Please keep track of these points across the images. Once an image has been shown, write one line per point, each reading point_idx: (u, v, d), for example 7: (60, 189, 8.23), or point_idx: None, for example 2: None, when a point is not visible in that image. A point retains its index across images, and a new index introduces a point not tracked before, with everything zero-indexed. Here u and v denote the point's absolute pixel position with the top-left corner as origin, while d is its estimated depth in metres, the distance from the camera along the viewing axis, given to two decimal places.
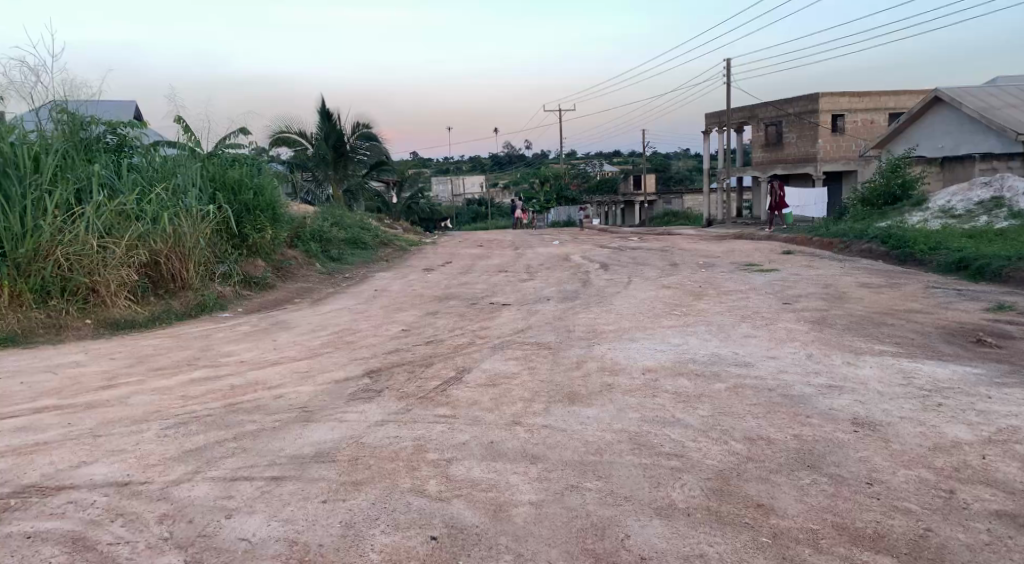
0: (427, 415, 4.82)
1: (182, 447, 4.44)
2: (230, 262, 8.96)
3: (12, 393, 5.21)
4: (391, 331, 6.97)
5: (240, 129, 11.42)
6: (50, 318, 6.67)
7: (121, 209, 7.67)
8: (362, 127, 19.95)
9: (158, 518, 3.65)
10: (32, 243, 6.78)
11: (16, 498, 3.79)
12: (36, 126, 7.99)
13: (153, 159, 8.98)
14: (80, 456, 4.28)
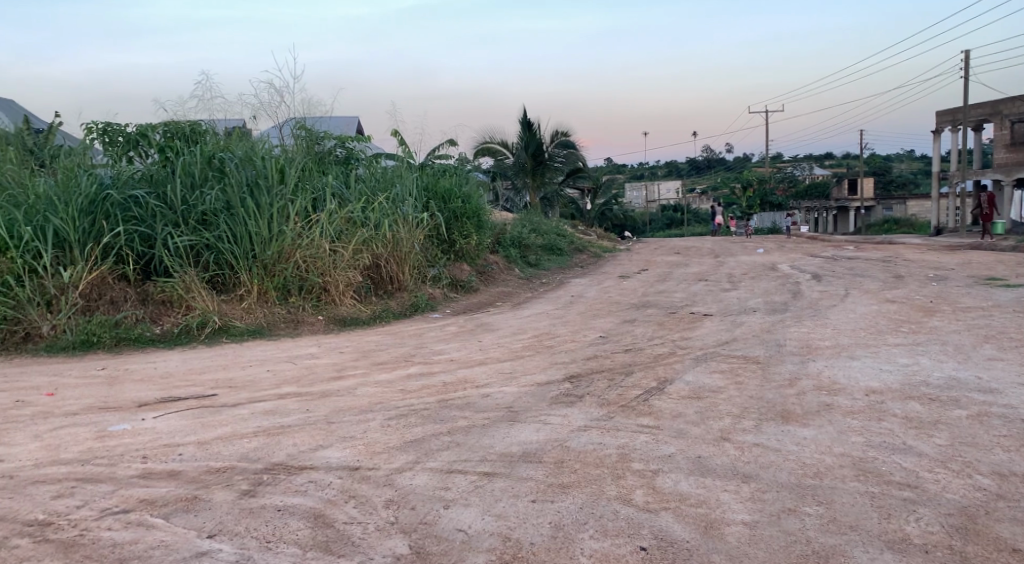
0: (631, 424, 4.81)
1: (402, 437, 4.78)
2: (440, 266, 9.52)
3: (261, 379, 5.89)
4: (590, 337, 7.03)
5: (450, 140, 12.10)
6: (289, 313, 7.45)
7: (349, 216, 8.45)
8: (561, 134, 20.37)
9: (385, 503, 3.95)
10: (277, 246, 7.62)
11: (267, 473, 4.28)
12: (280, 142, 8.99)
13: (375, 170, 9.76)
14: (317, 439, 4.74)
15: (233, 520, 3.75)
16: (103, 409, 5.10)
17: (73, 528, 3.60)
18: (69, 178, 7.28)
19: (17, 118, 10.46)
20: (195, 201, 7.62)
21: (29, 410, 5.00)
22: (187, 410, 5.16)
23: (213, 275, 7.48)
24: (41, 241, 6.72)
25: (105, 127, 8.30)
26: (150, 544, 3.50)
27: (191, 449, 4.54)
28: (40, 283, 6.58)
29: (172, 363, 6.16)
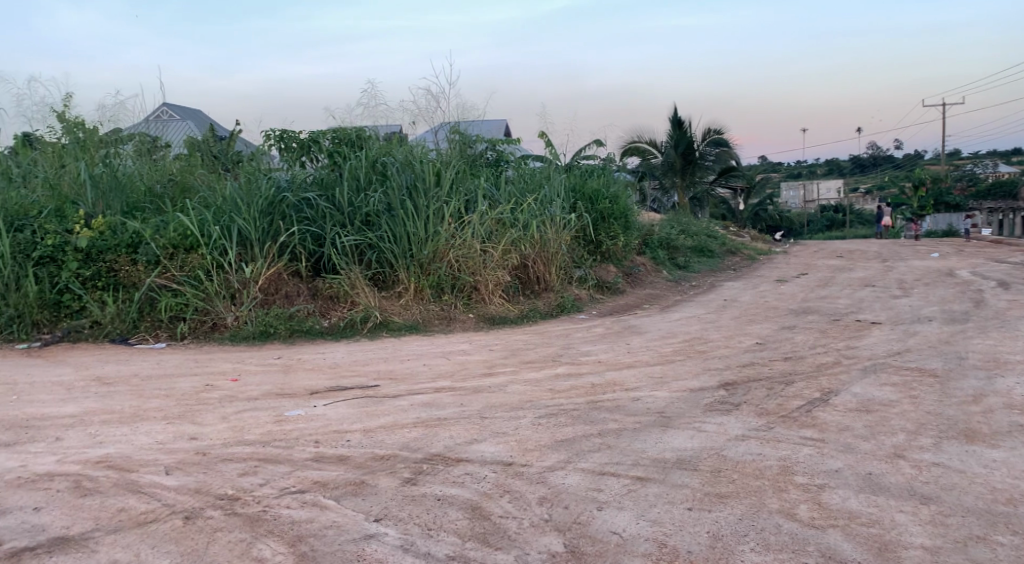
0: (792, 436, 4.60)
1: (554, 436, 4.82)
2: (587, 267, 9.52)
3: (418, 372, 6.15)
4: (745, 344, 6.78)
5: (597, 141, 12.06)
6: (443, 311, 7.72)
7: (499, 217, 8.63)
8: (713, 132, 19.84)
9: (539, 500, 4.01)
10: (432, 246, 7.92)
11: (426, 463, 4.45)
12: (435, 145, 9.34)
13: (525, 172, 9.92)
14: (472, 434, 4.88)
15: (397, 507, 3.94)
16: (280, 395, 5.51)
17: (257, 503, 3.91)
18: (252, 182, 7.92)
19: (204, 127, 11.48)
20: (360, 203, 8.09)
21: (218, 393, 5.49)
22: (352, 399, 5.48)
23: (374, 273, 7.89)
24: (227, 239, 7.34)
25: (281, 134, 9.00)
26: (324, 524, 3.74)
27: (357, 436, 4.81)
28: (226, 277, 7.19)
29: (338, 355, 6.55)
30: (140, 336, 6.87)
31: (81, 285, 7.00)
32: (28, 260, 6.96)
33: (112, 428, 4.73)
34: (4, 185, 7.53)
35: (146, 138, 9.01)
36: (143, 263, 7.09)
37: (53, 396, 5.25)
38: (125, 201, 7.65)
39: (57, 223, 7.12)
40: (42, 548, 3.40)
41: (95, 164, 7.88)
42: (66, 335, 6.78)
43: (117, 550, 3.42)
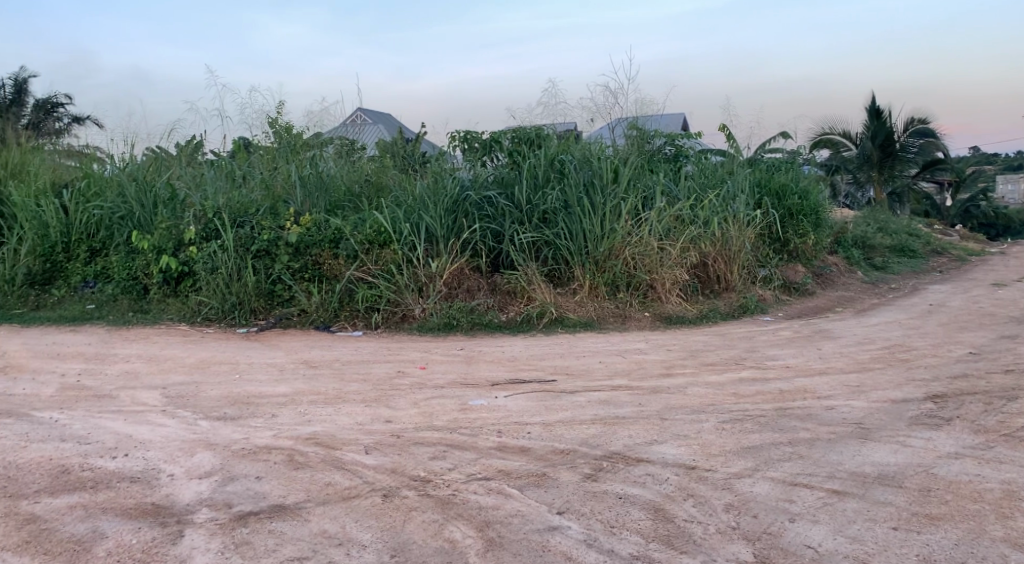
0: (1018, 459, 4.12)
1: (740, 442, 4.63)
2: (772, 266, 9.07)
3: (595, 369, 6.16)
4: (955, 353, 6.16)
5: (783, 133, 11.44)
6: (619, 309, 7.67)
7: (678, 214, 8.45)
8: (918, 121, 18.26)
9: (725, 507, 3.87)
10: (608, 243, 7.89)
11: (607, 460, 4.42)
12: (613, 142, 9.32)
13: (705, 167, 9.63)
14: (652, 434, 4.79)
15: (580, 500, 3.95)
16: (464, 385, 5.72)
17: (447, 487, 4.08)
18: (438, 182, 8.30)
19: (393, 131, 12.19)
20: (538, 200, 8.23)
21: (408, 379, 5.81)
22: (532, 392, 5.57)
23: (551, 270, 8.00)
24: (416, 235, 7.76)
25: (465, 135, 9.41)
26: (509, 512, 3.83)
27: (538, 429, 4.88)
28: (414, 272, 7.59)
29: (516, 348, 6.71)
30: (340, 324, 7.39)
31: (291, 277, 7.66)
32: (247, 253, 7.69)
33: (318, 408, 5.15)
34: (228, 186, 8.37)
35: (343, 141, 9.71)
36: (343, 256, 7.67)
37: (268, 376, 5.81)
38: (328, 200, 8.30)
39: (271, 220, 7.86)
40: (263, 513, 3.78)
41: (303, 167, 8.62)
42: (278, 321, 7.42)
43: (326, 521, 3.72)
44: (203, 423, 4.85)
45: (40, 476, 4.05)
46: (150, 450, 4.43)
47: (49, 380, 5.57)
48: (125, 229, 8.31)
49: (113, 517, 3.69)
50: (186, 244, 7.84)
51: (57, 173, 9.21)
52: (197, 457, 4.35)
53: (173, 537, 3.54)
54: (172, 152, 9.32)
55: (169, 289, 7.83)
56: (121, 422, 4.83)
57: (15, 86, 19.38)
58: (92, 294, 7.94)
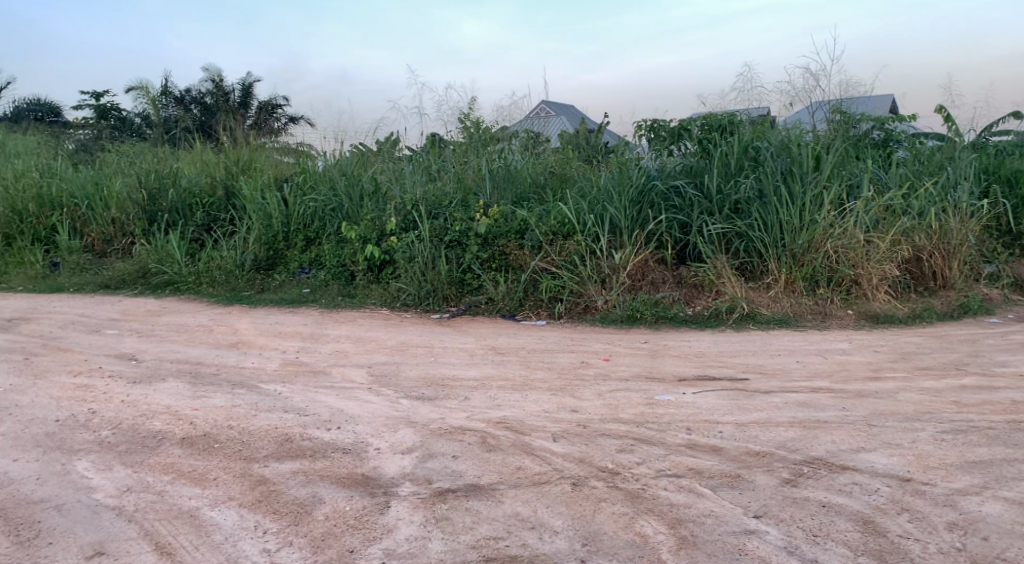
0: None
1: (963, 456, 4.19)
2: (999, 262, 8.12)
3: (791, 369, 5.83)
4: None
5: (1015, 113, 10.19)
6: (818, 305, 7.20)
7: (888, 204, 7.79)
8: None
9: (948, 526, 3.52)
10: (807, 235, 7.43)
11: (808, 466, 4.16)
12: (812, 127, 8.76)
13: (920, 152, 8.80)
14: (859, 441, 4.45)
15: (778, 505, 3.75)
16: (650, 379, 5.64)
17: (636, 480, 4.03)
18: (624, 172, 8.22)
19: (577, 122, 12.25)
20: (730, 190, 7.94)
21: (593, 371, 5.82)
22: (723, 390, 5.37)
23: (742, 263, 7.68)
24: (600, 226, 7.77)
25: (652, 124, 9.29)
26: (702, 511, 3.72)
27: (730, 428, 4.69)
28: (598, 263, 7.59)
29: (705, 344, 6.51)
30: (525, 313, 7.55)
31: (480, 266, 7.93)
32: (441, 243, 8.08)
33: (508, 393, 5.30)
34: (424, 180, 8.82)
35: (530, 133, 9.90)
36: (529, 247, 7.84)
37: (460, 360, 6.06)
38: (515, 192, 8.51)
39: (463, 212, 8.18)
40: (460, 492, 3.95)
41: (493, 160, 8.90)
42: (468, 308, 7.71)
43: (519, 504, 3.82)
44: (404, 402, 5.15)
45: (267, 442, 4.50)
46: (358, 424, 4.78)
47: (273, 356, 6.18)
48: (335, 220, 9.03)
49: (329, 485, 4.02)
50: (387, 234, 8.38)
51: (278, 169, 10.17)
52: (399, 434, 4.63)
53: (380, 508, 3.80)
54: (374, 148, 9.97)
55: (372, 276, 8.41)
56: (333, 396, 5.25)
57: (242, 89, 21.47)
58: (306, 279, 8.69)
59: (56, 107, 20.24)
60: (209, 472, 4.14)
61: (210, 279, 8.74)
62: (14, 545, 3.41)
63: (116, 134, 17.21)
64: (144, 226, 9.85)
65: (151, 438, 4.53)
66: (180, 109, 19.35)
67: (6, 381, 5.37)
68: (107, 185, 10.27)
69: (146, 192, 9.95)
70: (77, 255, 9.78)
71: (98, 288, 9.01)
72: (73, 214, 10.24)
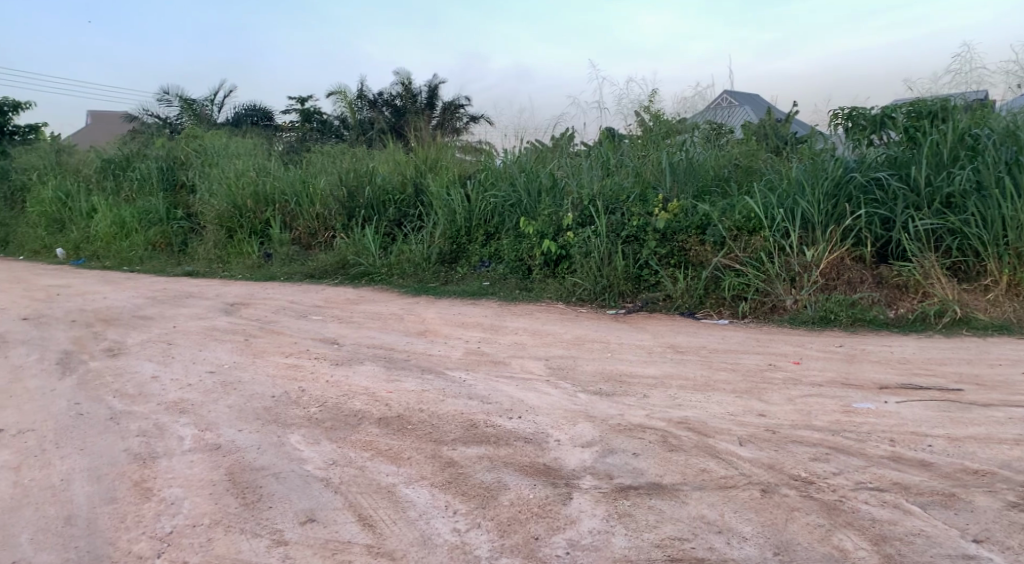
0: None
1: None
2: None
3: (1015, 381, 5.21)
4: None
5: None
6: None
7: None
8: None
9: None
10: None
11: None
12: None
13: None
14: None
15: (1003, 531, 3.38)
16: (846, 385, 5.27)
17: (834, 492, 3.79)
18: (817, 164, 7.74)
19: (761, 113, 11.70)
20: (942, 182, 7.24)
21: (781, 374, 5.54)
22: (932, 401, 4.91)
23: (954, 262, 6.99)
24: (790, 222, 7.38)
25: (850, 112, 8.68)
26: (910, 530, 3.43)
27: (941, 443, 4.28)
28: (787, 261, 7.22)
29: (908, 350, 5.99)
30: (706, 311, 7.34)
31: (658, 262, 7.79)
32: (619, 239, 8.04)
33: (689, 393, 5.18)
34: (601, 175, 8.79)
35: (712, 125, 9.58)
36: (711, 243, 7.60)
37: (638, 357, 6.00)
38: (697, 186, 8.26)
39: (641, 207, 8.09)
40: (643, 489, 3.91)
41: (674, 153, 8.70)
42: (645, 305, 7.61)
43: (705, 507, 3.72)
44: (583, 395, 5.18)
45: (455, 426, 4.70)
46: (539, 415, 4.87)
47: (457, 345, 6.45)
48: (514, 215, 9.27)
49: (513, 472, 4.13)
50: (564, 229, 8.48)
51: (461, 167, 10.58)
52: (580, 427, 4.67)
53: (563, 499, 3.85)
54: (552, 144, 10.09)
55: (548, 270, 8.54)
56: (514, 386, 5.38)
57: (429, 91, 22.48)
58: (486, 272, 8.98)
59: (268, 112, 22.31)
60: (402, 451, 4.39)
61: (400, 272, 9.29)
62: (241, 506, 3.81)
63: (317, 135, 18.71)
64: (343, 221, 10.64)
65: (351, 416, 4.88)
66: (373, 111, 20.61)
67: (230, 358, 6.01)
68: (311, 183, 11.19)
69: (344, 189, 10.73)
70: (286, 247, 10.75)
71: (303, 277, 9.85)
72: (283, 210, 11.24)
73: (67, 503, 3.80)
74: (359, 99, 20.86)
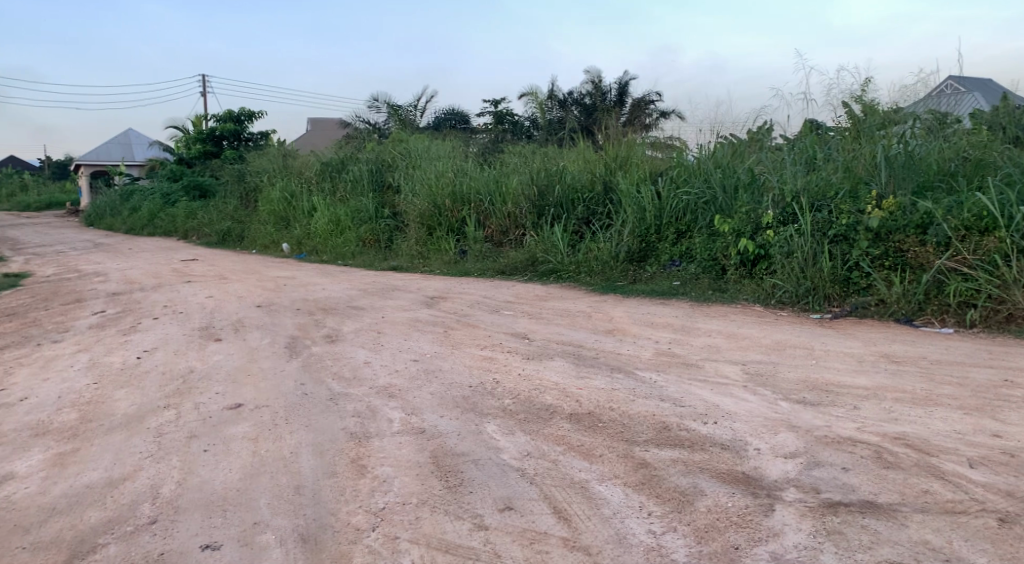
0: None
1: None
2: None
3: None
4: None
5: None
6: None
7: None
8: None
9: None
10: None
11: None
12: None
13: None
14: None
15: None
16: None
17: None
18: None
19: (995, 99, 10.49)
20: None
21: (1019, 391, 4.93)
22: None
23: None
24: None
25: None
26: None
27: None
28: None
29: None
30: (926, 318, 6.72)
31: (870, 264, 7.26)
32: (825, 238, 7.58)
33: (906, 407, 4.75)
34: (806, 171, 8.31)
35: (935, 114, 8.70)
36: (933, 244, 6.92)
37: (845, 366, 5.61)
38: (917, 181, 7.56)
39: (851, 204, 7.57)
40: (854, 506, 3.65)
41: (890, 146, 8.02)
42: (854, 310, 7.09)
43: (929, 531, 3.40)
44: (784, 404, 4.93)
45: (647, 427, 4.66)
46: (737, 421, 4.70)
47: (648, 345, 6.38)
48: (708, 213, 9.01)
49: (710, 478, 4.01)
50: (764, 227, 8.12)
51: (653, 164, 10.44)
52: (781, 436, 4.44)
53: (765, 510, 3.69)
54: (749, 138, 9.68)
55: (745, 271, 8.23)
56: (708, 390, 5.23)
57: (619, 89, 22.39)
58: (677, 272, 8.81)
59: (464, 115, 23.34)
60: (595, 449, 4.42)
61: (588, 270, 9.37)
62: (445, 489, 4.01)
63: (509, 136, 19.32)
64: (534, 219, 10.90)
65: (544, 410, 4.98)
66: (563, 111, 20.88)
67: (430, 348, 6.36)
68: (505, 182, 11.56)
69: (537, 188, 10.98)
70: (480, 244, 11.23)
71: (495, 273, 10.21)
72: (478, 209, 11.72)
73: (295, 473, 4.21)
74: (549, 100, 21.25)
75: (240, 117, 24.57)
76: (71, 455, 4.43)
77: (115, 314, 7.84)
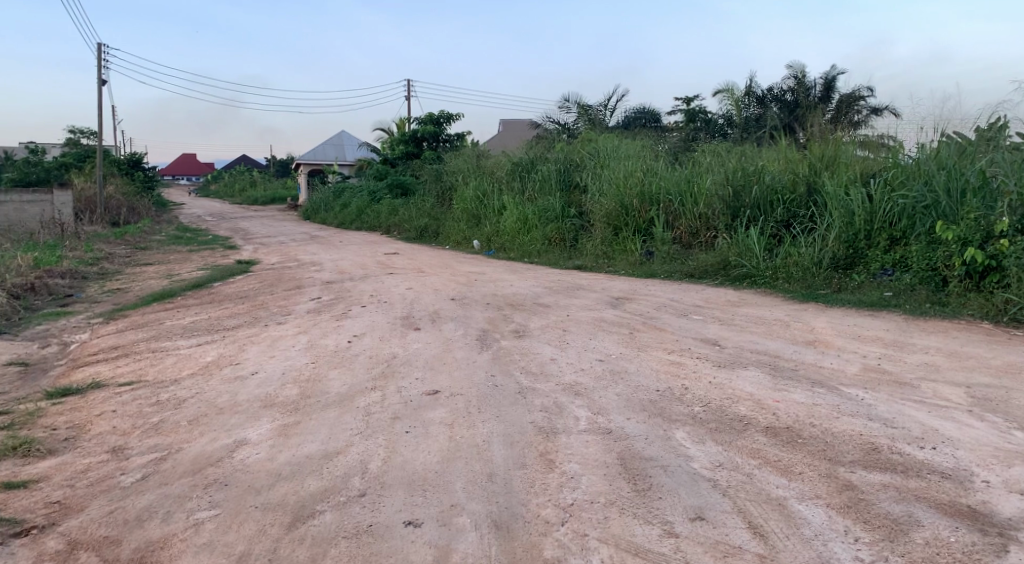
0: None
1: None
2: None
3: None
4: None
5: None
6: None
7: None
8: None
9: None
10: None
11: None
12: None
13: None
14: None
15: None
16: None
17: None
18: None
19: None
20: None
21: None
22: None
23: None
24: None
25: None
26: None
27: None
28: None
29: None
30: None
31: None
32: None
33: None
34: None
35: None
36: None
37: None
38: None
39: None
40: None
41: None
42: None
43: None
44: (1019, 434, 4.38)
45: (854, 447, 4.33)
46: (960, 448, 4.24)
47: (853, 359, 5.94)
48: (928, 219, 8.24)
49: (929, 508, 3.66)
50: (997, 236, 7.32)
51: (864, 164, 9.70)
52: (1016, 470, 3.96)
53: (997, 550, 3.31)
54: (979, 137, 8.72)
55: (971, 283, 7.44)
56: (926, 412, 4.77)
57: (823, 83, 21.03)
58: (889, 281, 8.12)
59: (655, 115, 23.02)
60: (794, 465, 4.18)
61: (786, 276, 8.87)
62: (633, 492, 3.98)
63: (701, 135, 18.79)
64: (728, 221, 10.53)
65: (738, 421, 4.79)
66: (761, 110, 19.96)
67: (617, 349, 6.34)
68: (697, 182, 11.26)
69: (731, 188, 10.61)
70: (668, 245, 11.03)
71: (684, 276, 9.98)
72: (667, 209, 11.51)
73: (488, 461, 4.37)
74: (745, 97, 20.41)
75: (439, 119, 26.02)
76: (293, 427, 4.90)
77: (328, 301, 8.57)
